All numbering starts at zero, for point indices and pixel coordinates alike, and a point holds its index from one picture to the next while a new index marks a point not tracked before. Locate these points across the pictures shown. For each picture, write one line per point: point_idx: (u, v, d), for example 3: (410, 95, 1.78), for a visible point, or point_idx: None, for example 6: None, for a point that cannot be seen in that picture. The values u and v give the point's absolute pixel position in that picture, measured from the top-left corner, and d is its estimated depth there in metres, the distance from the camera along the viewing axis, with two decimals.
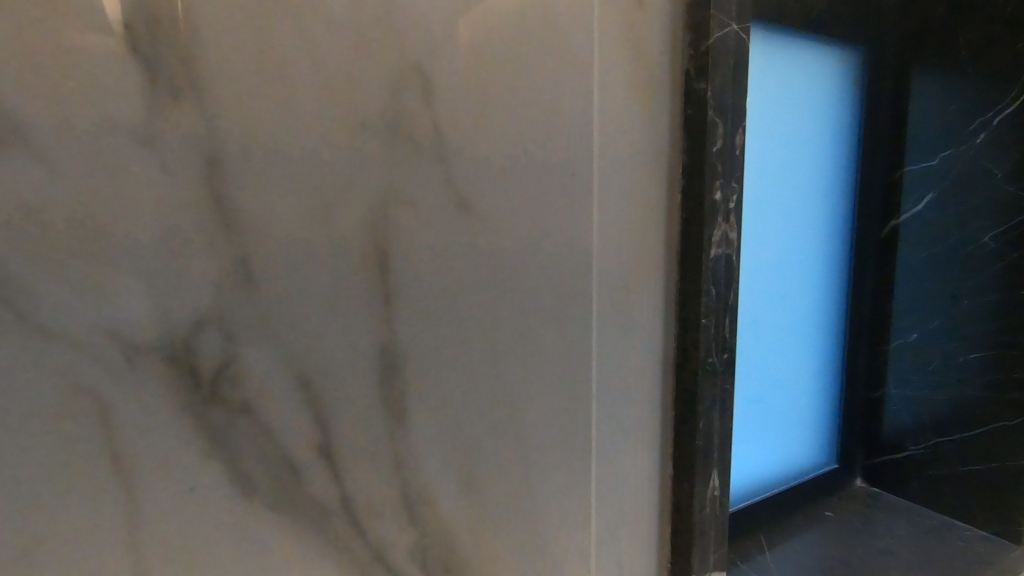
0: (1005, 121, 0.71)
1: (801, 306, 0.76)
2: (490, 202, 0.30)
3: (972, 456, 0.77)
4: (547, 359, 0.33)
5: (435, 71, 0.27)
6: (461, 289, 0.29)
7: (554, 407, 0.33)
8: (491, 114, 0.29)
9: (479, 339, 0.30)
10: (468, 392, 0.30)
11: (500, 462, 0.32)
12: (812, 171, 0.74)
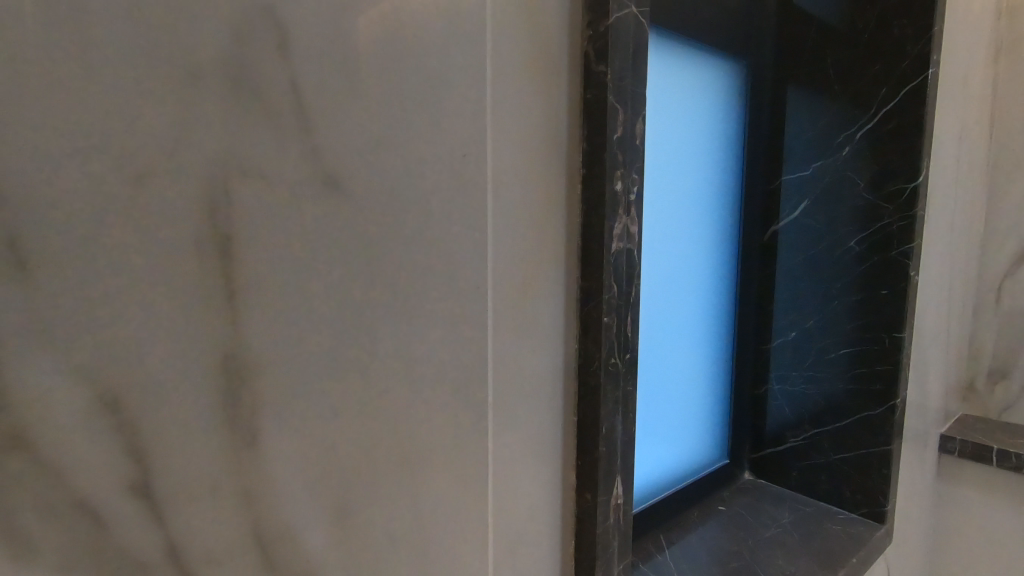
0: (864, 136, 0.78)
1: (686, 308, 0.79)
2: (366, 181, 0.25)
3: (843, 444, 0.83)
4: (437, 363, 0.29)
5: (293, 15, 0.23)
6: (331, 285, 0.25)
7: (444, 419, 0.29)
8: (365, 78, 0.25)
9: (353, 341, 0.26)
10: (340, 406, 0.26)
11: (381, 486, 0.27)
12: (699, 178, 0.77)
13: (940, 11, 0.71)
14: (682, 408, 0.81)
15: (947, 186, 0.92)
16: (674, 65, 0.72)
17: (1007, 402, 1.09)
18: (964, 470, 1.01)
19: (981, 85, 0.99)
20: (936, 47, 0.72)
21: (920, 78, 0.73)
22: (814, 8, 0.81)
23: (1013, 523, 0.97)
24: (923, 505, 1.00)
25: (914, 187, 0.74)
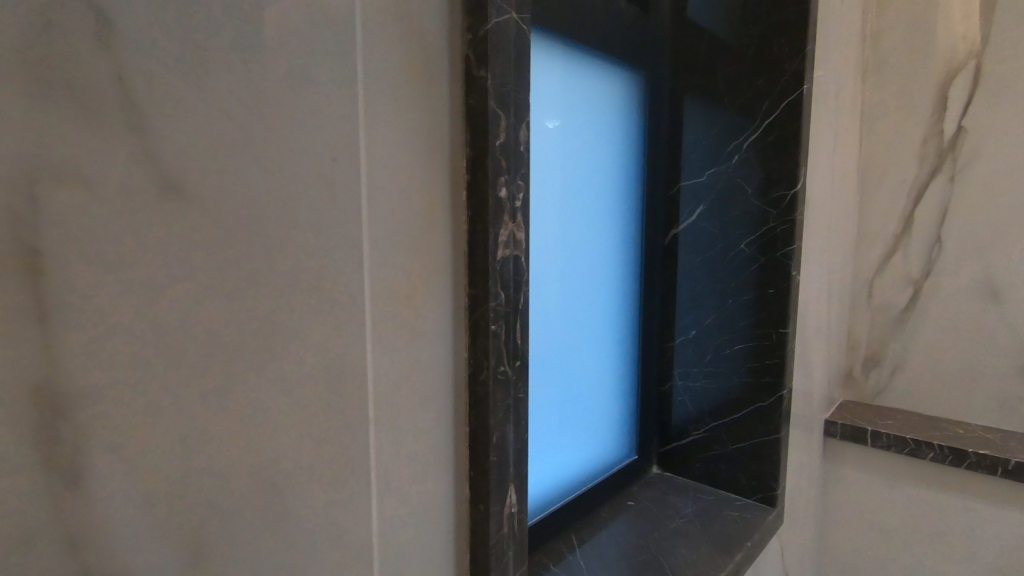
0: (750, 145, 0.83)
1: (588, 311, 0.81)
2: (216, 187, 0.24)
3: (739, 435, 0.88)
4: (310, 377, 0.28)
5: (120, 8, 0.21)
6: (176, 301, 0.23)
7: (319, 436, 0.28)
8: (211, 78, 0.23)
9: (209, 359, 0.24)
10: (192, 431, 0.24)
11: (241, 516, 0.25)
12: (597, 186, 0.81)
13: (812, 31, 0.78)
14: (588, 408, 0.83)
15: (823, 192, 1.00)
16: (569, 77, 0.74)
17: (880, 386, 1.20)
18: (845, 451, 1.11)
19: (850, 100, 1.10)
20: (809, 64, 0.78)
21: (796, 92, 0.78)
22: (704, 23, 0.86)
23: (885, 496, 1.08)
24: (811, 486, 1.09)
25: (794, 193, 0.79)
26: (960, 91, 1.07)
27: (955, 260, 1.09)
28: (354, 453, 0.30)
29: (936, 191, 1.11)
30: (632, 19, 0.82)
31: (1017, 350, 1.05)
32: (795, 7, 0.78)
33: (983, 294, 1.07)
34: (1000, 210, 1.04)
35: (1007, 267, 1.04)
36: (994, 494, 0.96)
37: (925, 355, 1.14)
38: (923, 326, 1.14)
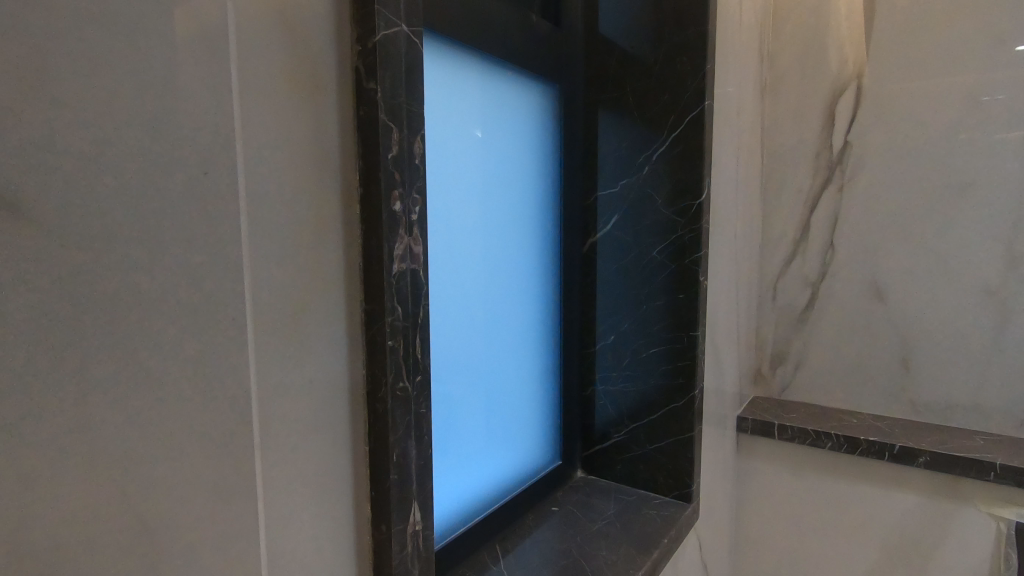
0: (659, 157, 0.87)
1: (510, 321, 0.82)
2: (72, 211, 0.24)
3: (655, 435, 0.91)
4: (180, 391, 0.28)
5: None
6: (31, 324, 0.23)
7: (192, 447, 0.28)
8: (64, 97, 0.23)
9: (58, 374, 0.24)
10: (51, 454, 0.24)
11: (99, 535, 0.25)
12: (516, 199, 0.82)
13: (711, 53, 0.82)
14: (512, 418, 0.84)
15: (729, 202, 1.07)
16: (486, 91, 0.74)
17: (786, 382, 1.29)
18: (755, 445, 1.18)
19: (751, 116, 1.18)
20: (709, 84, 0.83)
21: (698, 108, 0.83)
22: (616, 39, 0.89)
23: (791, 486, 1.15)
24: (727, 480, 1.15)
25: (699, 204, 0.84)
26: (844, 109, 1.18)
27: (845, 264, 1.20)
28: (230, 466, 0.30)
29: (827, 201, 1.21)
30: (546, 34, 0.84)
31: (898, 345, 1.15)
32: (694, 29, 0.82)
33: (869, 294, 1.17)
34: (881, 218, 1.15)
35: (889, 269, 1.15)
36: (883, 477, 1.05)
37: (823, 352, 1.24)
38: (819, 325, 1.24)
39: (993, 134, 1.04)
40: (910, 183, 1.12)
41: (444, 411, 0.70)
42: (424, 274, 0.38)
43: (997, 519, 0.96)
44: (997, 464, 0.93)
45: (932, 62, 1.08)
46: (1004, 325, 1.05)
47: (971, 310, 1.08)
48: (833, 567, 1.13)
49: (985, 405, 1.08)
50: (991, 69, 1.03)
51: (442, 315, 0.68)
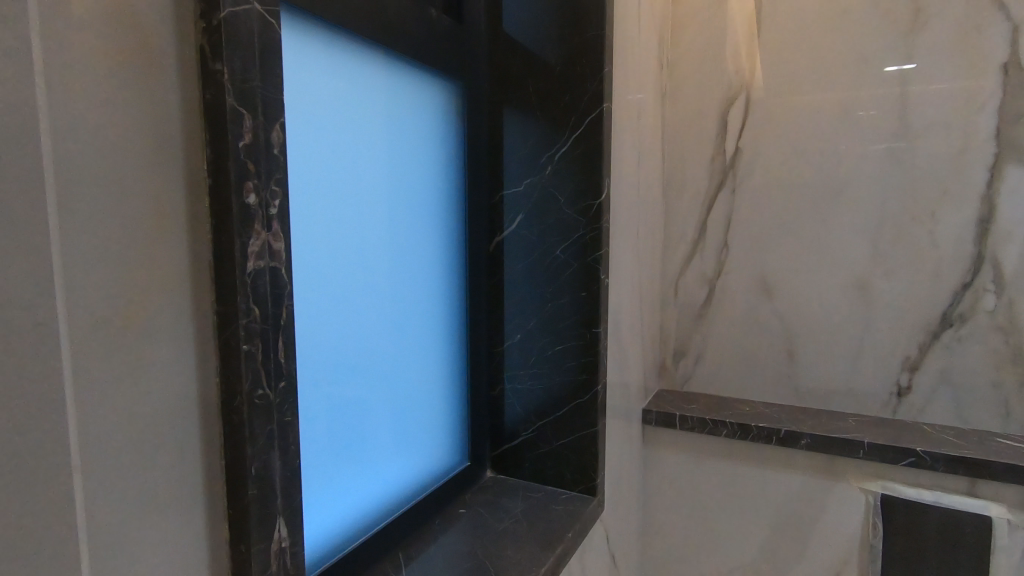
0: (561, 158, 0.89)
1: (415, 321, 0.80)
2: None
3: (561, 431, 0.93)
4: None
5: None
6: None
7: None
8: None
9: None
10: None
11: None
12: (420, 196, 0.80)
13: (608, 57, 0.85)
14: (416, 420, 0.82)
15: (631, 201, 1.10)
16: (387, 86, 0.73)
17: (687, 374, 1.36)
18: (659, 436, 1.23)
19: (652, 120, 1.23)
20: (607, 87, 0.85)
21: (596, 110, 0.85)
22: (519, 37, 0.90)
23: (691, 474, 1.21)
24: (633, 471, 1.19)
25: (599, 204, 0.86)
26: (735, 116, 1.26)
27: (738, 261, 1.27)
28: (41, 482, 0.27)
29: (721, 202, 1.28)
30: (447, 30, 0.83)
31: (784, 337, 1.25)
32: (592, 32, 0.84)
33: (759, 290, 1.26)
34: (768, 218, 1.24)
35: (776, 266, 1.24)
36: (771, 460, 1.13)
37: (719, 345, 1.31)
38: (716, 319, 1.31)
39: (861, 144, 1.15)
40: (792, 187, 1.21)
41: (343, 416, 0.68)
42: (287, 274, 0.37)
43: (866, 492, 1.06)
44: (864, 442, 1.03)
45: (810, 77, 1.18)
46: (871, 316, 1.16)
47: (845, 304, 1.18)
48: (730, 547, 1.20)
49: (856, 389, 1.19)
50: (859, 85, 1.14)
51: (338, 314, 0.66)
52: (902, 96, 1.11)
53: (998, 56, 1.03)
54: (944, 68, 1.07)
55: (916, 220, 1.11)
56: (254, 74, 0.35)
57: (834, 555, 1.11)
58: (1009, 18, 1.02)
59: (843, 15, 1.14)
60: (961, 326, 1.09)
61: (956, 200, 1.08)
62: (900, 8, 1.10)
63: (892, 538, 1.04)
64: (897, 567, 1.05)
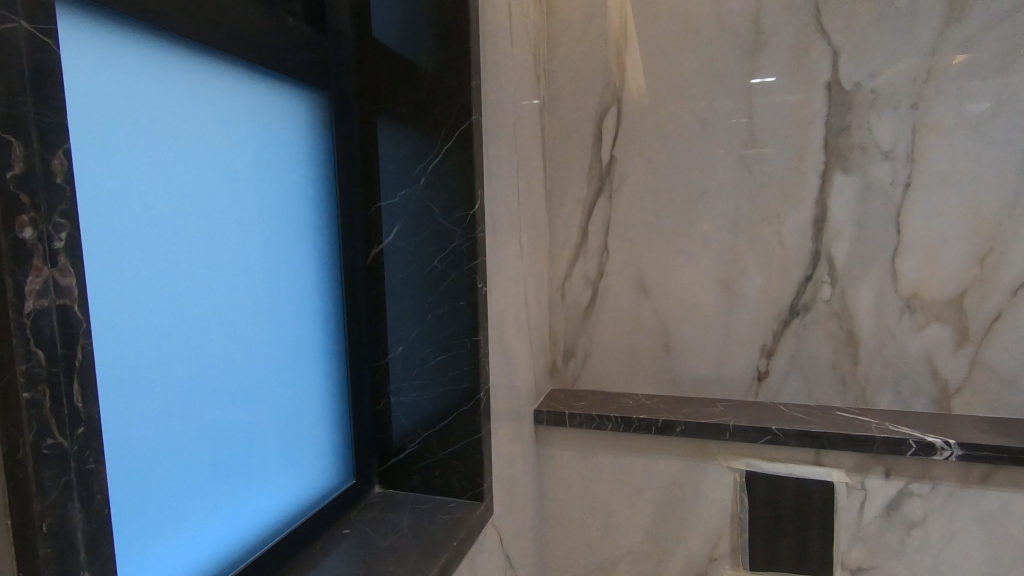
0: (433, 169, 0.89)
1: (286, 338, 0.79)
2: None
3: (447, 440, 0.93)
4: None
5: None
6: None
7: None
8: None
9: None
10: None
11: None
12: (291, 211, 0.80)
13: (475, 69, 0.86)
14: (295, 437, 0.81)
15: (512, 209, 1.13)
16: (250, 101, 0.73)
17: (577, 373, 1.42)
18: (550, 435, 1.27)
19: (532, 130, 1.26)
20: (474, 99, 0.87)
21: (465, 122, 0.86)
22: (389, 45, 0.89)
23: (581, 469, 1.27)
24: (527, 472, 1.22)
25: (472, 214, 0.87)
26: (608, 127, 1.33)
27: (617, 263, 1.35)
28: None
29: (600, 207, 1.35)
30: (307, 39, 0.81)
31: (661, 332, 1.34)
32: (458, 45, 0.85)
33: (636, 289, 1.34)
34: (642, 222, 1.32)
35: (650, 267, 1.33)
36: (652, 448, 1.21)
37: (603, 344, 1.38)
38: (600, 319, 1.38)
39: (717, 153, 1.26)
40: (661, 193, 1.30)
41: (206, 443, 0.66)
42: (80, 311, 0.40)
43: (733, 470, 1.16)
44: (728, 425, 1.13)
45: (673, 91, 1.28)
46: (733, 310, 1.28)
47: (711, 299, 1.29)
48: (619, 534, 1.27)
49: (724, 377, 1.30)
50: (714, 99, 1.25)
51: (198, 332, 0.65)
52: (750, 109, 1.23)
53: (824, 76, 1.18)
54: (781, 85, 1.20)
55: (766, 221, 1.24)
56: (26, 100, 0.36)
57: (710, 531, 1.20)
58: (830, 43, 1.17)
59: (697, 35, 1.25)
60: (805, 314, 1.23)
61: (796, 203, 1.22)
62: (743, 31, 1.22)
63: (756, 509, 1.15)
64: (761, 535, 1.16)
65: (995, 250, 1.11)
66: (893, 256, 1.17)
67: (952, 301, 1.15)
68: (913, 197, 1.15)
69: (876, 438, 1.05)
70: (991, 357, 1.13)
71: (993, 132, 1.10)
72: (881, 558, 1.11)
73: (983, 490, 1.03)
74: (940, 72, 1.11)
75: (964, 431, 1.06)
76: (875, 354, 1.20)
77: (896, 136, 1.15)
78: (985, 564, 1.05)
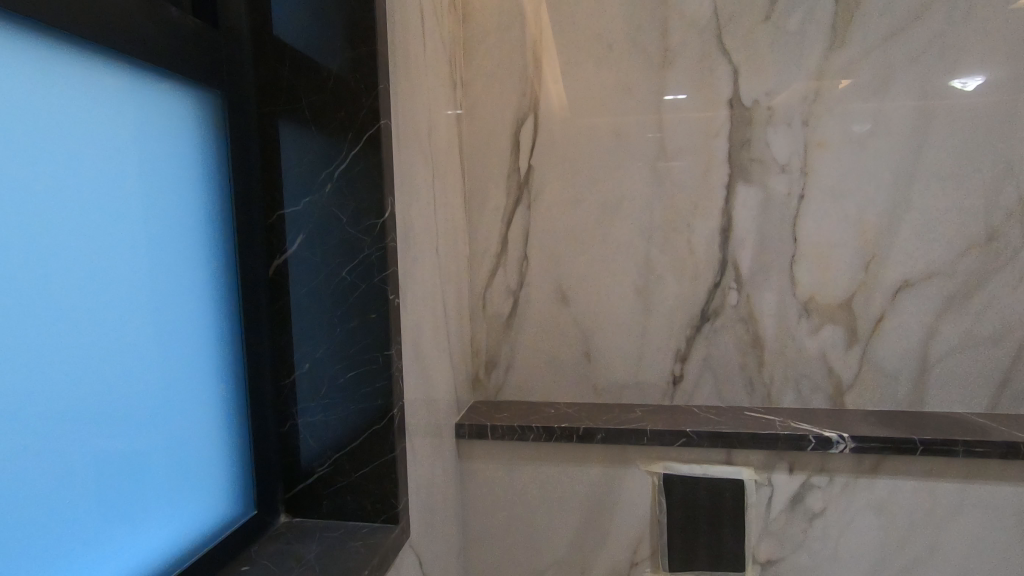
0: (340, 175, 0.85)
1: (177, 354, 0.72)
2: None
3: (359, 461, 0.88)
4: None
5: None
6: None
7: None
8: None
9: None
10: None
11: None
12: (182, 218, 0.73)
13: (383, 73, 0.83)
14: (189, 464, 0.74)
15: (428, 217, 1.10)
16: (131, 97, 0.66)
17: (499, 384, 1.40)
18: (472, 448, 1.24)
19: (448, 138, 1.24)
20: (382, 103, 0.83)
21: (372, 127, 0.82)
22: (290, 42, 0.84)
23: (505, 482, 1.25)
24: (449, 488, 1.18)
25: (382, 223, 0.84)
26: (525, 137, 1.33)
27: (536, 272, 1.35)
28: None
29: (519, 216, 1.35)
30: (193, 33, 0.75)
31: (581, 340, 1.35)
32: (365, 48, 0.82)
33: (555, 298, 1.35)
34: (560, 231, 1.33)
35: (569, 276, 1.34)
36: (573, 457, 1.21)
37: (525, 354, 1.38)
38: (521, 329, 1.37)
39: (630, 164, 1.29)
40: (578, 202, 1.32)
41: (76, 478, 0.59)
42: None
43: (652, 474, 1.18)
44: (646, 430, 1.16)
45: (587, 103, 1.30)
46: (649, 316, 1.31)
47: (627, 306, 1.32)
48: (544, 544, 1.25)
49: (642, 382, 1.33)
50: (626, 111, 1.29)
51: (64, 351, 0.58)
52: (660, 122, 1.27)
53: (725, 93, 1.24)
54: (687, 100, 1.26)
55: (677, 230, 1.28)
56: None
57: (631, 535, 1.22)
58: (730, 62, 1.24)
59: (609, 50, 1.28)
60: (715, 319, 1.28)
61: (704, 212, 1.27)
62: (651, 48, 1.26)
63: (673, 511, 1.18)
64: (679, 536, 1.19)
65: (877, 255, 1.21)
66: (790, 262, 1.25)
67: (842, 304, 1.23)
68: (807, 207, 1.23)
69: (780, 436, 1.10)
70: (877, 355, 1.23)
71: (871, 149, 1.20)
72: (788, 549, 1.17)
73: (873, 479, 1.11)
74: (826, 93, 1.21)
75: (855, 425, 1.14)
76: (778, 355, 1.27)
77: (791, 151, 1.23)
78: (877, 548, 1.13)
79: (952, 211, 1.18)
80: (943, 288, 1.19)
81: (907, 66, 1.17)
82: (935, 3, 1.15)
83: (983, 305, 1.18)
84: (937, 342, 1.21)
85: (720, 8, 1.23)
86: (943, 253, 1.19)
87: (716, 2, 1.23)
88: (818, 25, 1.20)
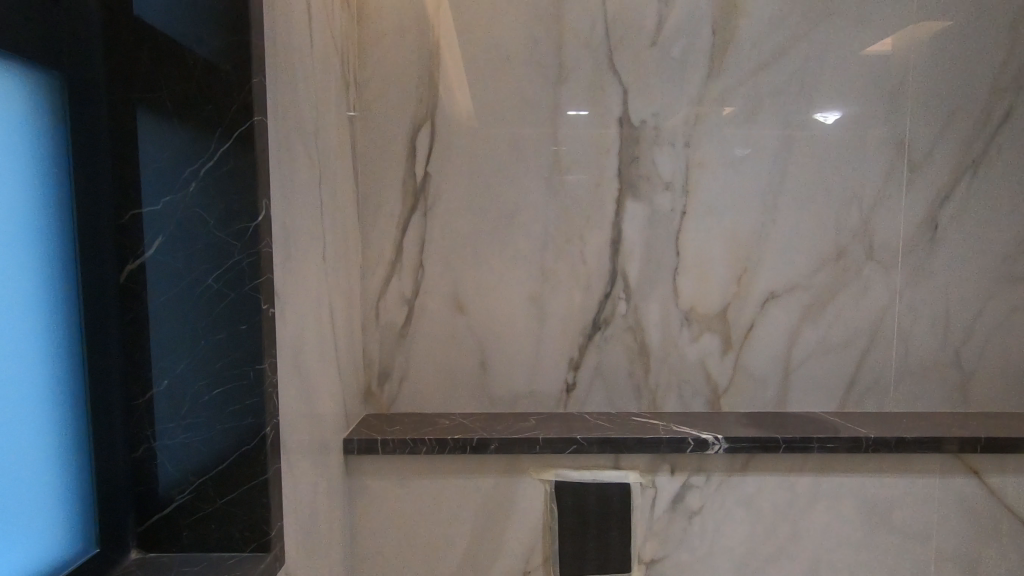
0: (207, 173, 0.77)
1: (6, 368, 0.62)
2: None
3: (226, 486, 0.81)
4: None
5: None
6: None
7: None
8: None
9: None
10: None
11: None
12: (15, 212, 0.63)
13: (257, 66, 0.77)
14: (18, 500, 0.64)
15: (315, 222, 1.04)
16: None
17: (393, 396, 1.35)
18: (361, 464, 1.19)
19: (339, 139, 1.19)
20: (256, 98, 0.78)
21: (245, 124, 0.77)
22: (149, 22, 0.76)
23: (396, 497, 1.20)
24: (335, 507, 1.12)
25: (255, 226, 0.78)
26: (421, 143, 1.31)
27: (432, 281, 1.33)
28: None
29: (415, 223, 1.32)
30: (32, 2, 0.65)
31: (477, 350, 1.34)
32: (236, 37, 0.76)
33: (451, 307, 1.33)
34: (457, 240, 1.32)
35: (466, 285, 1.33)
36: (466, 468, 1.19)
37: (420, 365, 1.34)
38: (417, 339, 1.34)
39: (527, 175, 1.31)
40: (475, 211, 1.32)
41: None
42: None
43: (543, 483, 1.19)
44: (538, 438, 1.16)
45: (485, 113, 1.30)
46: (544, 326, 1.33)
47: (523, 315, 1.33)
48: (436, 560, 1.22)
49: (536, 391, 1.34)
50: (523, 123, 1.30)
51: None
52: (556, 135, 1.30)
53: (616, 111, 1.30)
54: (581, 115, 1.30)
55: (571, 242, 1.32)
56: None
57: (523, 544, 1.22)
58: (620, 82, 1.29)
59: (506, 62, 1.29)
60: (605, 329, 1.33)
61: (596, 225, 1.31)
62: (548, 63, 1.29)
63: (564, 517, 1.20)
64: (569, 542, 1.20)
65: (748, 269, 1.32)
66: (674, 275, 1.32)
67: (719, 314, 1.33)
68: (688, 223, 1.31)
69: (662, 440, 1.15)
70: (748, 361, 1.33)
71: (743, 171, 1.30)
72: (669, 548, 1.23)
73: (744, 476, 1.19)
74: (706, 117, 1.30)
75: (728, 427, 1.23)
76: (662, 362, 1.33)
77: (675, 170, 1.30)
78: (747, 540, 1.22)
79: (810, 231, 1.31)
80: (802, 299, 1.32)
81: (773, 98, 1.29)
82: (796, 43, 1.28)
83: (834, 315, 1.32)
84: (797, 349, 1.33)
85: (611, 30, 1.28)
86: (803, 268, 1.32)
87: (608, 24, 1.28)
88: (697, 53, 1.28)
